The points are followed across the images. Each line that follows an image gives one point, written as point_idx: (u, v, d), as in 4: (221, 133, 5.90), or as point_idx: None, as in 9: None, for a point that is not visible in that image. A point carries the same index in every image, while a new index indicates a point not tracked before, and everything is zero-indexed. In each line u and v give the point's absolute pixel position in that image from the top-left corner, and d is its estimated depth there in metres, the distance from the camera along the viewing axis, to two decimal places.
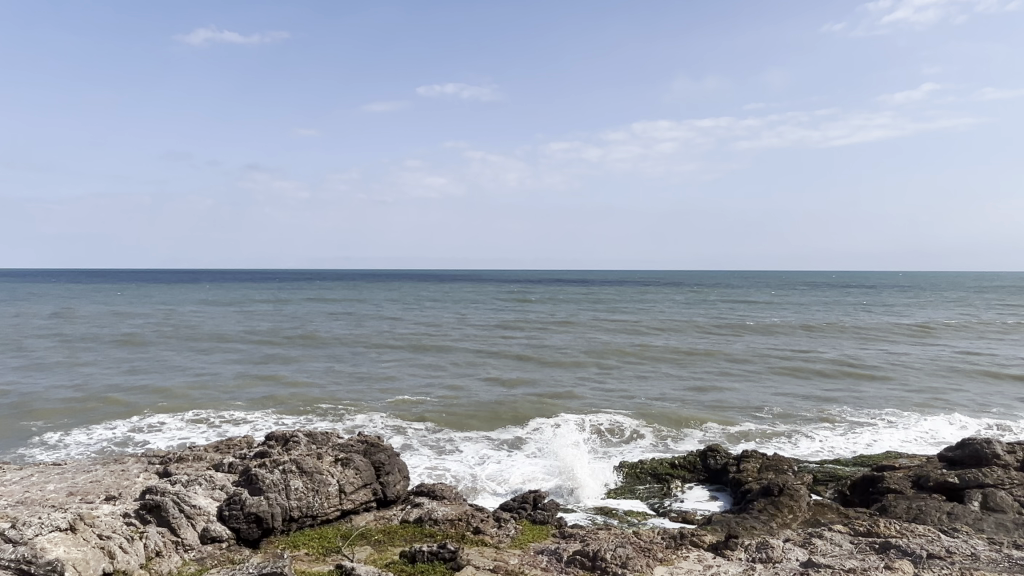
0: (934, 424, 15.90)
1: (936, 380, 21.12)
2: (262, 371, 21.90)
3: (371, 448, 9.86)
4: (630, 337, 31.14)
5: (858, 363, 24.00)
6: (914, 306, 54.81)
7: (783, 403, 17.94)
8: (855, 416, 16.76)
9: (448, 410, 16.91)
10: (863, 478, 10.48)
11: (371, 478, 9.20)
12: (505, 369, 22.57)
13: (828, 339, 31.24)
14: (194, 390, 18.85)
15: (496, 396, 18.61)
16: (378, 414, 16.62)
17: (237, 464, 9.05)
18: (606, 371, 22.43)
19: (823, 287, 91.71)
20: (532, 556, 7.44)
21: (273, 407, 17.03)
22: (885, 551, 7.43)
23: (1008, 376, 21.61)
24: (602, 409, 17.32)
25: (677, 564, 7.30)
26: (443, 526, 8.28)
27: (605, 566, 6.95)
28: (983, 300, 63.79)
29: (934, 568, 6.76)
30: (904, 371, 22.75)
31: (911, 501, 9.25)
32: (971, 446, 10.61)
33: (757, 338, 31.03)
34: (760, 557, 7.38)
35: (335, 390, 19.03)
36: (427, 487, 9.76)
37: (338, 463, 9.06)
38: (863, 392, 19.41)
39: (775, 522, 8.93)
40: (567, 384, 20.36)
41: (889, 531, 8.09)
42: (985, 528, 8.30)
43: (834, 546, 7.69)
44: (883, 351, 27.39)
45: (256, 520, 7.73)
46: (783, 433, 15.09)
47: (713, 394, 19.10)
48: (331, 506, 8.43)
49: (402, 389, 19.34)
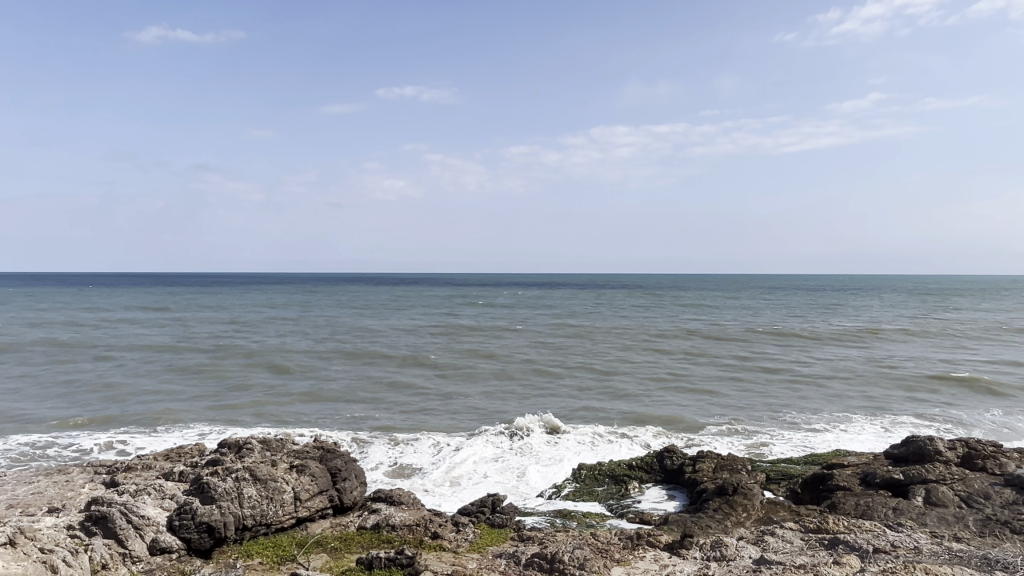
0: (878, 423, 16.54)
1: (878, 381, 21.86)
2: (209, 379, 21.45)
3: (328, 454, 9.74)
4: (585, 342, 31.55)
5: (804, 365, 24.75)
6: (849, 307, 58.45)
7: (735, 405, 18.40)
8: (802, 416, 17.26)
9: (400, 418, 16.74)
10: (814, 476, 10.75)
11: (327, 484, 9.05)
12: (460, 376, 22.52)
13: (774, 341, 32.37)
14: (131, 401, 18.21)
15: (452, 402, 18.60)
16: (329, 422, 16.30)
17: (188, 473, 8.83)
18: (560, 376, 22.56)
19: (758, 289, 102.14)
20: (490, 560, 7.43)
21: (221, 415, 16.71)
22: (834, 547, 7.64)
23: (945, 376, 22.55)
24: (556, 414, 17.37)
25: (634, 564, 7.39)
26: (401, 531, 8.20)
27: (562, 568, 6.98)
28: (904, 300, 70.59)
29: (880, 562, 6.98)
30: (848, 372, 23.49)
31: (859, 498, 9.54)
32: (916, 443, 11.03)
33: (707, 341, 31.86)
34: (714, 556, 7.53)
35: (285, 399, 18.73)
36: (384, 492, 9.68)
37: (293, 470, 8.91)
38: (811, 393, 20.05)
39: (729, 521, 9.09)
40: (521, 390, 20.40)
41: (838, 527, 8.33)
42: (928, 522, 8.63)
43: (786, 543, 7.87)
44: (828, 353, 28.42)
45: (207, 529, 7.55)
46: (737, 433, 15.42)
47: (664, 397, 19.38)
48: (286, 514, 8.27)
49: (355, 396, 19.16)
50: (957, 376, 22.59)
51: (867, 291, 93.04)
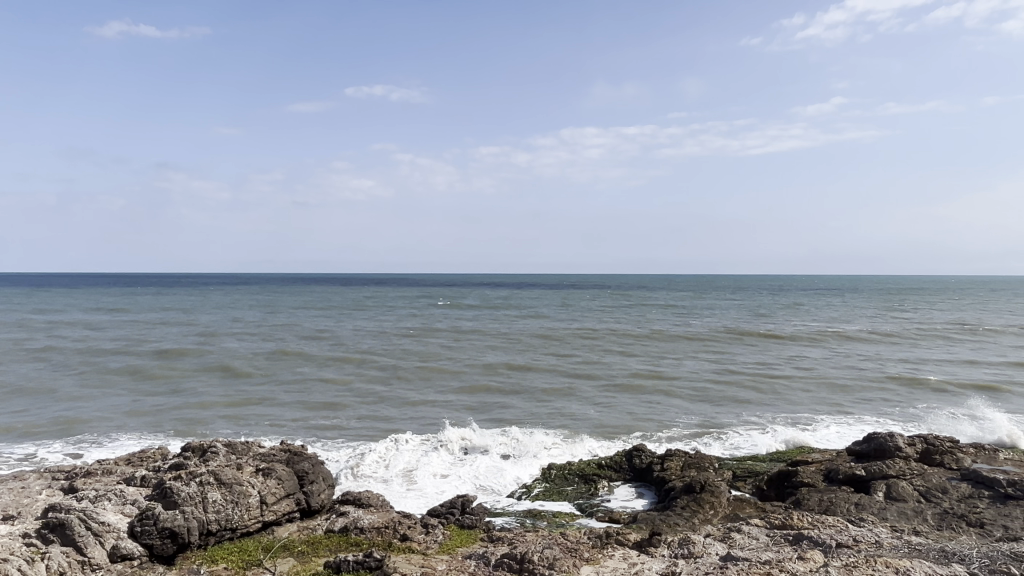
0: (840, 421, 16.89)
1: (840, 380, 22.27)
2: (171, 383, 21.07)
3: (295, 457, 9.64)
4: (553, 343, 31.65)
5: (769, 365, 25.13)
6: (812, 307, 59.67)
7: (701, 405, 18.63)
8: (766, 416, 17.51)
9: (367, 421, 16.58)
10: (779, 473, 10.95)
11: (294, 487, 8.94)
12: (428, 378, 22.41)
13: (740, 340, 32.84)
14: (89, 407, 17.73)
15: (420, 404, 18.51)
16: (295, 426, 16.07)
17: (150, 477, 8.64)
18: (528, 378, 22.59)
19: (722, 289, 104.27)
20: (460, 561, 7.41)
21: (184, 420, 16.44)
22: (798, 542, 7.77)
23: (903, 375, 23.07)
24: (524, 415, 17.36)
25: (604, 562, 7.43)
26: (370, 534, 8.14)
27: (532, 567, 6.98)
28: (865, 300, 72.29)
29: (842, 556, 7.13)
30: (810, 372, 23.92)
31: (822, 494, 9.73)
32: (877, 440, 11.30)
33: (674, 342, 32.24)
34: (682, 553, 7.61)
35: (250, 403, 18.42)
36: (353, 495, 9.59)
37: (259, 473, 8.78)
38: (775, 393, 20.38)
39: (696, 518, 9.20)
40: (490, 392, 20.35)
41: (802, 523, 8.49)
42: (889, 516, 8.84)
43: (751, 540, 7.99)
44: (791, 353, 28.90)
45: (170, 535, 7.40)
46: (704, 433, 15.65)
47: (631, 398, 19.52)
48: (252, 518, 8.14)
49: (322, 399, 18.97)
50: (915, 375, 23.15)
51: (828, 292, 95.23)
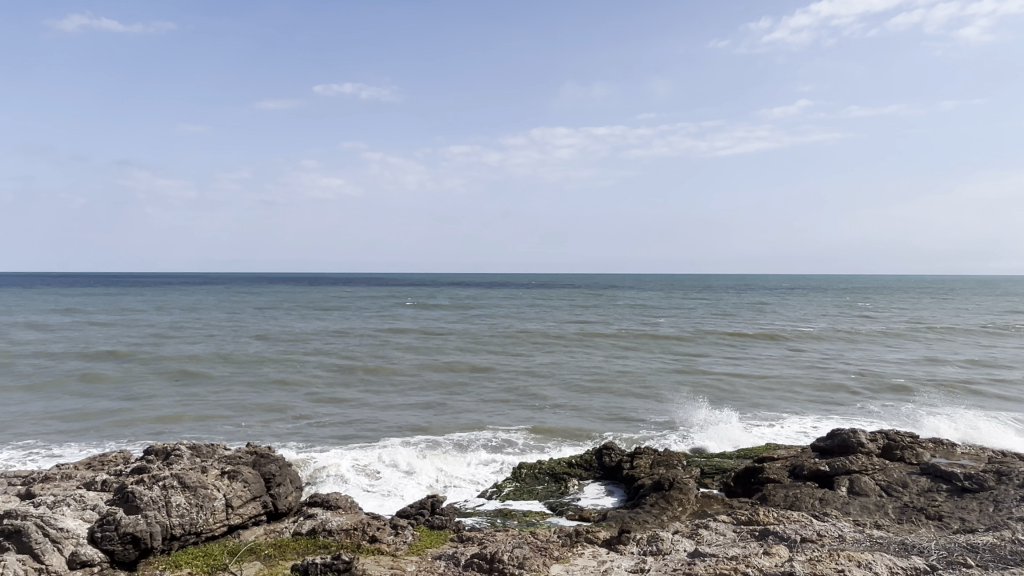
0: (805, 419, 17.15)
1: (803, 379, 22.66)
2: (133, 386, 20.60)
3: (262, 459, 9.51)
4: (523, 343, 31.65)
5: (735, 365, 25.45)
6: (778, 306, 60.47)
7: (670, 404, 18.79)
8: (732, 414, 17.73)
9: (335, 423, 16.42)
10: (745, 469, 11.12)
11: (261, 490, 8.82)
12: (397, 379, 22.29)
13: (708, 340, 33.22)
14: (47, 412, 17.27)
15: (389, 406, 18.35)
16: (261, 429, 15.84)
17: (111, 482, 8.44)
18: (499, 378, 22.60)
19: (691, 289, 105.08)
20: (430, 562, 7.38)
21: (146, 425, 16.09)
22: (764, 537, 7.89)
23: (864, 374, 23.52)
24: (494, 416, 17.31)
25: (573, 561, 7.47)
26: (338, 536, 8.06)
27: (502, 567, 6.98)
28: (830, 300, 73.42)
29: (806, 551, 7.26)
30: (775, 370, 24.27)
31: (787, 489, 9.90)
32: (840, 436, 11.53)
33: (643, 341, 32.51)
34: (651, 550, 7.67)
35: (215, 406, 18.11)
36: (320, 497, 9.48)
37: (224, 476, 8.63)
38: (742, 391, 20.65)
39: (665, 515, 9.30)
40: (459, 392, 20.29)
41: (768, 518, 8.63)
42: (852, 511, 9.02)
43: (719, 536, 8.09)
44: (757, 352, 29.32)
45: (132, 540, 7.23)
46: (673, 433, 15.56)
47: (600, 398, 19.62)
48: (217, 522, 8.01)
49: (289, 401, 18.68)
50: (878, 373, 23.61)
51: (794, 291, 96.48)
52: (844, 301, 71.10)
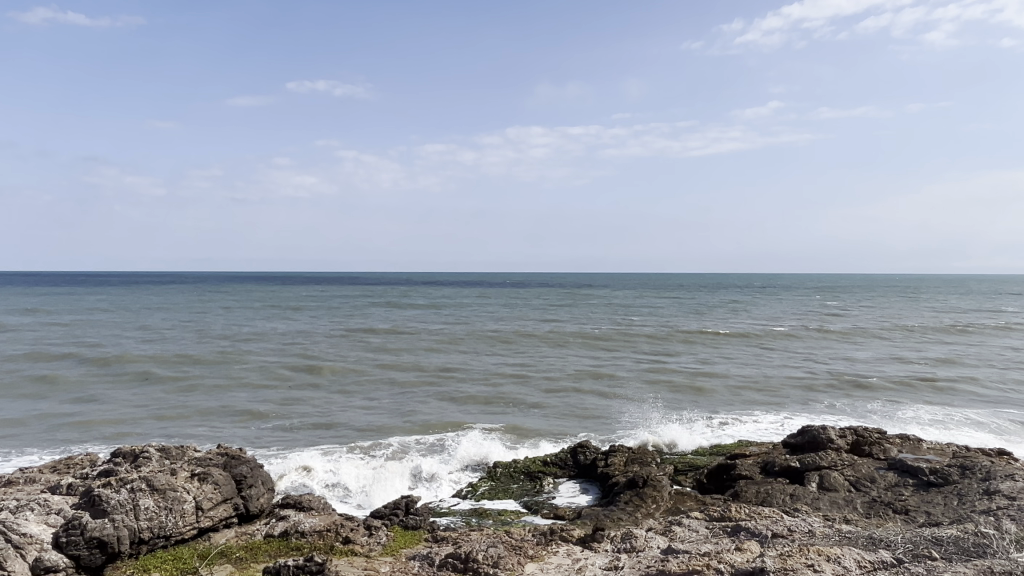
0: (775, 416, 17.39)
1: (773, 377, 22.97)
2: (100, 389, 20.24)
3: (233, 461, 9.38)
4: (497, 343, 31.65)
5: (707, 363, 25.73)
6: (749, 305, 61.08)
7: (642, 403, 18.93)
8: (703, 413, 17.91)
9: (307, 424, 16.27)
10: (718, 466, 11.26)
11: (232, 492, 8.70)
12: (371, 379, 22.17)
13: (680, 338, 33.50)
14: (9, 416, 16.85)
15: (363, 406, 18.23)
16: (231, 432, 15.63)
17: (77, 485, 8.26)
18: (471, 378, 22.56)
19: (664, 288, 105.62)
20: (404, 562, 7.35)
21: (113, 428, 15.80)
22: (736, 533, 7.99)
23: (832, 372, 23.89)
24: (467, 416, 17.28)
25: (548, 559, 7.48)
26: (311, 538, 7.99)
27: (476, 567, 6.97)
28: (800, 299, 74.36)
29: (776, 546, 7.36)
30: (745, 369, 24.55)
31: (759, 486, 10.04)
32: (811, 432, 11.72)
33: (616, 340, 32.68)
34: (624, 547, 7.72)
35: (184, 408, 17.84)
36: (293, 498, 9.39)
37: (194, 478, 8.50)
38: (713, 390, 20.87)
39: (639, 512, 9.37)
40: (432, 392, 20.23)
41: (739, 514, 8.74)
42: (821, 506, 9.18)
43: (692, 533, 8.17)
44: (729, 350, 29.66)
45: (99, 545, 7.09)
46: (648, 432, 15.64)
47: (573, 397, 19.68)
48: (187, 525, 7.89)
49: (261, 403, 18.48)
50: (845, 372, 24.04)
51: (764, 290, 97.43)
52: (814, 300, 72.06)
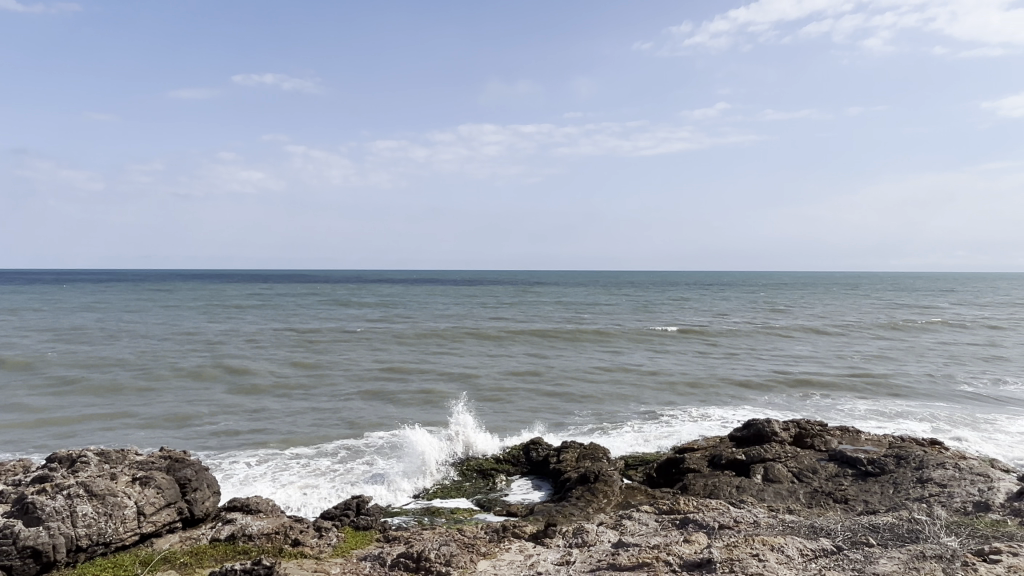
0: (720, 412, 17.80)
1: (718, 374, 23.49)
2: (31, 393, 19.42)
3: (176, 465, 9.12)
4: (448, 342, 31.53)
5: (654, 361, 26.14)
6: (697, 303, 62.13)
7: (592, 401, 19.11)
8: (651, 409, 18.19)
9: (253, 426, 15.95)
10: (667, 460, 11.48)
11: (176, 496, 8.45)
12: (320, 380, 21.84)
13: (629, 336, 33.90)
14: None
15: (312, 407, 17.94)
16: (174, 435, 15.23)
17: (10, 493, 7.91)
18: (421, 377, 22.40)
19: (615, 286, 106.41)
20: (355, 563, 7.27)
21: (46, 434, 15.19)
22: (684, 526, 8.16)
23: (775, 369, 24.52)
24: (417, 416, 17.17)
25: (500, 556, 7.49)
26: (259, 540, 7.83)
27: (428, 566, 6.95)
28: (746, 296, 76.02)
29: (723, 537, 7.55)
30: (691, 366, 25.02)
31: (707, 478, 10.28)
32: (756, 426, 12.03)
33: (567, 338, 32.89)
34: (576, 542, 7.80)
35: (124, 412, 17.28)
36: (240, 501, 9.17)
37: (136, 483, 8.23)
38: (661, 387, 21.21)
39: (591, 508, 9.48)
40: (382, 392, 20.02)
41: (688, 507, 8.93)
42: (766, 497, 9.46)
43: (642, 526, 8.32)
44: (676, 348, 30.18)
45: (32, 554, 6.85)
46: (598, 429, 15.80)
47: (523, 395, 19.76)
48: (128, 531, 7.63)
49: (205, 406, 17.98)
50: (787, 368, 24.74)
51: (711, 288, 99.20)
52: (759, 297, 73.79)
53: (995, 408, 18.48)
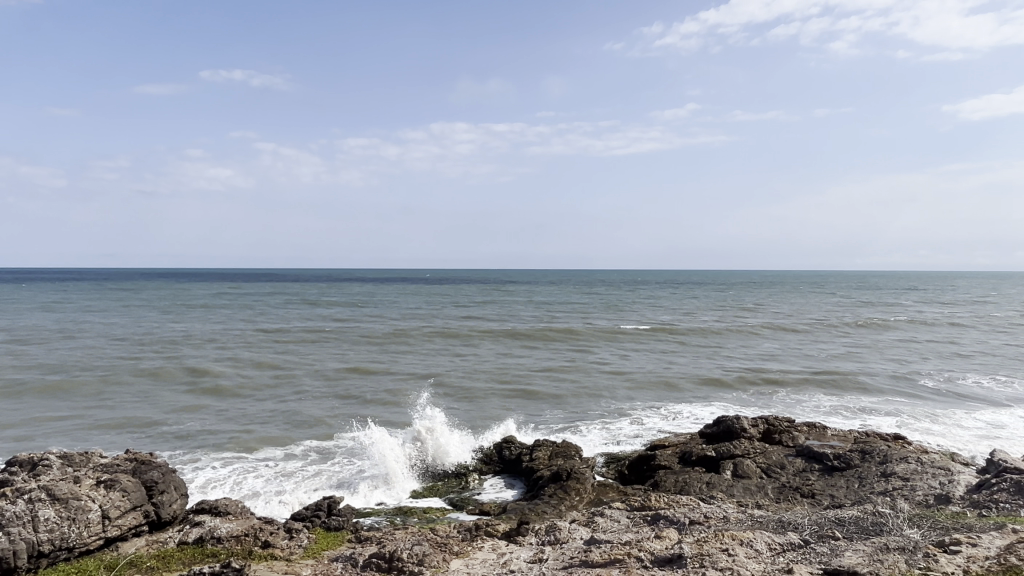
0: (689, 409, 18.01)
1: (687, 372, 23.76)
2: None
3: (142, 467, 8.94)
4: (420, 341, 31.41)
5: (626, 360, 26.32)
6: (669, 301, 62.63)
7: (563, 399, 19.18)
8: (622, 407, 18.32)
9: (221, 427, 15.74)
10: (639, 457, 11.59)
11: (142, 499, 8.29)
12: (290, 380, 21.61)
13: (601, 335, 34.07)
14: None
15: (281, 407, 17.75)
16: (140, 438, 14.96)
17: None
18: (393, 377, 22.29)
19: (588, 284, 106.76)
20: (326, 564, 7.22)
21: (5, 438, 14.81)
22: (655, 522, 8.24)
23: (744, 367, 24.86)
24: (389, 416, 17.08)
25: (473, 555, 7.49)
26: (228, 543, 7.72)
27: (401, 566, 6.92)
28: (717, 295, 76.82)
29: (693, 533, 7.64)
30: (662, 365, 25.25)
31: (677, 475, 10.40)
32: (725, 422, 12.20)
33: (538, 337, 32.96)
34: (548, 540, 7.84)
35: (87, 415, 16.92)
36: (208, 503, 9.03)
37: (100, 486, 8.06)
38: (632, 386, 21.38)
39: (564, 505, 9.53)
40: (353, 392, 19.88)
41: (659, 503, 9.02)
42: (736, 493, 9.60)
43: (614, 523, 8.38)
44: (647, 346, 30.44)
45: None
46: (570, 427, 15.86)
47: (495, 394, 19.76)
48: (92, 536, 7.47)
49: (172, 407, 17.69)
50: (755, 366, 25.11)
51: (682, 286, 100.02)
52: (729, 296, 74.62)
53: (955, 403, 18.93)
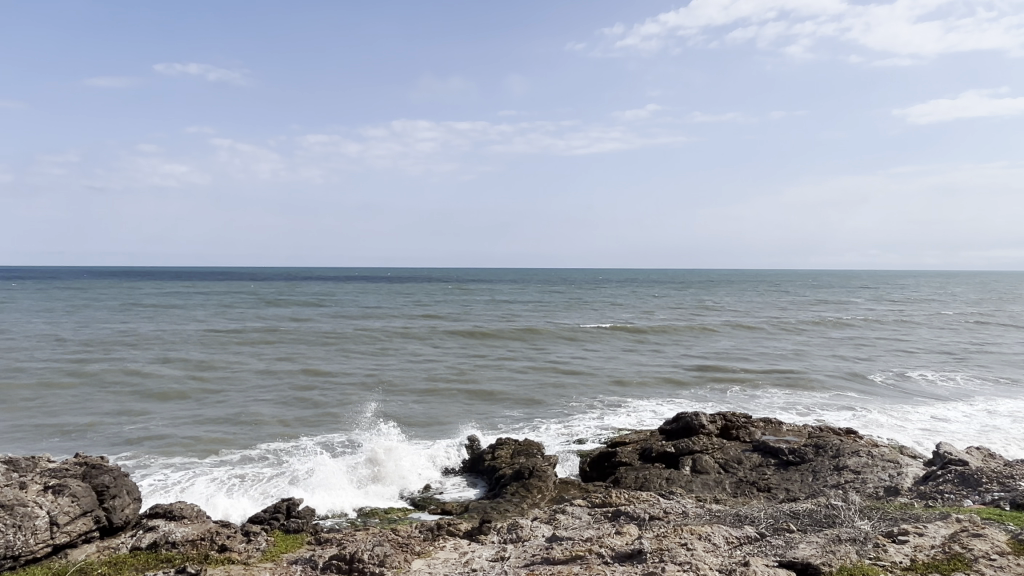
0: (648, 407, 18.23)
1: (647, 370, 24.04)
2: None
3: (93, 471, 8.68)
4: (382, 341, 31.16)
5: (587, 358, 26.51)
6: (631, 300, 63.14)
7: (525, 398, 19.23)
8: (583, 405, 18.45)
9: (176, 429, 15.40)
10: (600, 453, 11.70)
11: (92, 504, 8.05)
12: (248, 381, 21.23)
13: (563, 334, 34.20)
14: None
15: (238, 409, 17.43)
16: (90, 441, 14.55)
17: None
18: (353, 377, 22.09)
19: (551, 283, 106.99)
20: (285, 567, 7.12)
21: None
22: (616, 518, 8.33)
23: (702, 364, 25.23)
24: (349, 417, 16.91)
25: (435, 554, 7.47)
26: (183, 548, 7.56)
27: (361, 567, 6.85)
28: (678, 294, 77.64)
29: (653, 528, 7.74)
30: (622, 363, 25.51)
31: (638, 471, 10.53)
32: (684, 419, 12.38)
33: (501, 337, 32.97)
34: (510, 538, 7.85)
35: (35, 418, 16.41)
36: (162, 507, 8.82)
37: (48, 491, 7.80)
38: (593, 384, 21.55)
39: (526, 503, 9.58)
40: (312, 393, 19.64)
41: (619, 499, 9.12)
42: (694, 488, 9.77)
43: (575, 520, 8.43)
44: (608, 345, 30.70)
45: None
46: (532, 426, 15.92)
47: (457, 394, 19.71)
48: (39, 543, 7.23)
49: (125, 410, 17.25)
50: (712, 363, 25.54)
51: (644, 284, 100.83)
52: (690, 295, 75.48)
53: (904, 399, 19.50)
